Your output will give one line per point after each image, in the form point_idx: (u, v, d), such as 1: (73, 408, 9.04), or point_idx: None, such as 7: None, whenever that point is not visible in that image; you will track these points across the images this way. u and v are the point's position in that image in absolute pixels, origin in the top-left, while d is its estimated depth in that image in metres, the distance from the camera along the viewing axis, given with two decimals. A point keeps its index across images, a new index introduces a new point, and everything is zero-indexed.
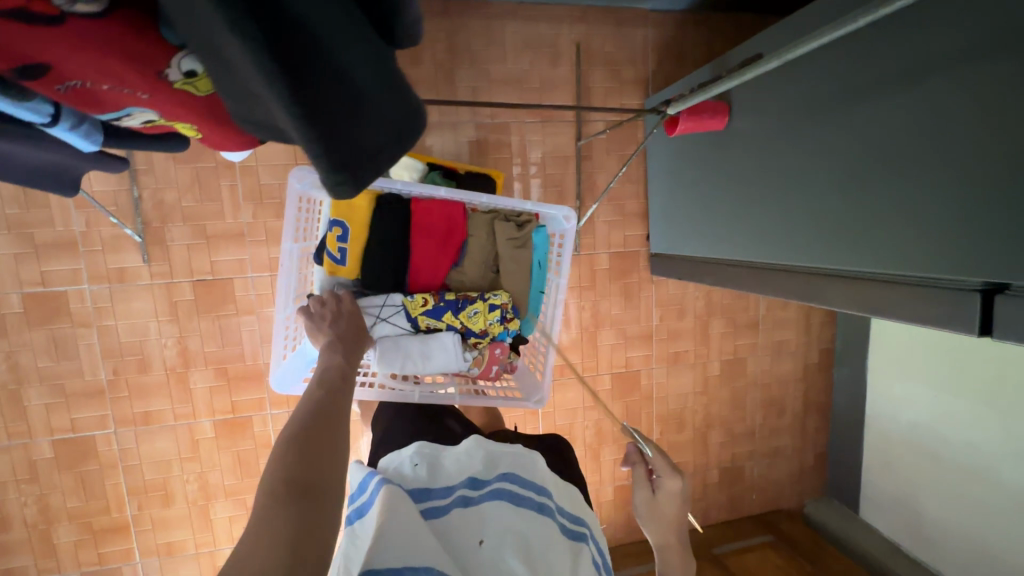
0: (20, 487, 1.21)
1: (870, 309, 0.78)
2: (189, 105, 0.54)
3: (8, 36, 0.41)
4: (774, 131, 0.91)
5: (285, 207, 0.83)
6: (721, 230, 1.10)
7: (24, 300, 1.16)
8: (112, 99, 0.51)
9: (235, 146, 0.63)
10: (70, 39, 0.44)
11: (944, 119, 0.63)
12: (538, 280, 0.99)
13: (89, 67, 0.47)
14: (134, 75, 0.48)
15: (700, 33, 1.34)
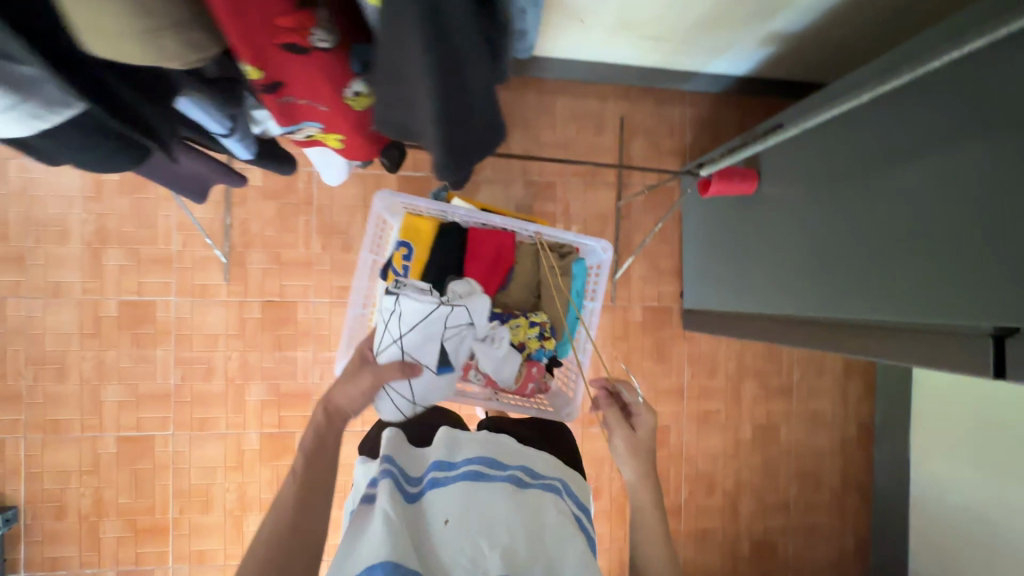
0: (81, 478, 1.31)
1: (892, 355, 0.82)
2: (349, 118, 0.65)
3: (277, 66, 0.51)
4: (800, 194, 1.00)
5: (367, 222, 0.97)
6: (752, 284, 1.15)
7: (120, 306, 1.32)
8: (299, 115, 0.62)
9: (358, 152, 0.76)
10: (308, 68, 0.53)
11: (954, 180, 0.70)
12: (575, 308, 1.08)
13: (305, 86, 0.56)
14: (329, 96, 0.59)
15: (734, 113, 1.47)
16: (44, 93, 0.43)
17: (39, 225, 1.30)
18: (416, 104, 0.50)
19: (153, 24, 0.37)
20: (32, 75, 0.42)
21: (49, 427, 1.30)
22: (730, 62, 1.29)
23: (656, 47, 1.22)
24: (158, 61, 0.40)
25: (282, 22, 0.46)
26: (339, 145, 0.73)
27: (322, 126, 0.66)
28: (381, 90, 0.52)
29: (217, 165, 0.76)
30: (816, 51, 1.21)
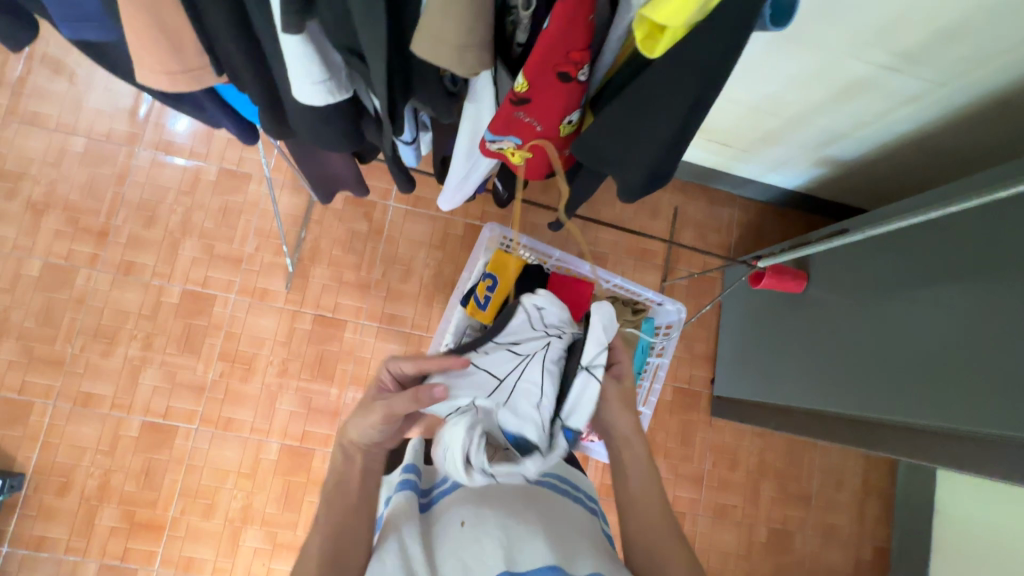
0: (95, 457, 1.29)
1: (936, 459, 0.88)
2: (550, 142, 0.64)
3: (541, 77, 0.52)
4: (848, 300, 1.07)
5: (475, 251, 1.11)
6: (788, 379, 1.20)
7: (183, 294, 1.38)
8: (511, 126, 0.61)
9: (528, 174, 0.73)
10: (559, 90, 0.54)
11: (1009, 304, 0.76)
12: (637, 361, 1.10)
13: (541, 108, 0.57)
14: (554, 118, 0.58)
15: (779, 221, 1.58)
16: (340, 78, 0.55)
17: (130, 207, 1.39)
18: (645, 137, 0.57)
19: (467, 40, 0.46)
20: (339, 63, 0.54)
21: (81, 399, 1.31)
22: (785, 175, 1.42)
23: (721, 151, 1.36)
24: (451, 67, 0.47)
25: (572, 54, 0.50)
26: (519, 164, 0.70)
27: (521, 143, 0.64)
28: (604, 118, 0.57)
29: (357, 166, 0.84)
30: (865, 178, 1.33)
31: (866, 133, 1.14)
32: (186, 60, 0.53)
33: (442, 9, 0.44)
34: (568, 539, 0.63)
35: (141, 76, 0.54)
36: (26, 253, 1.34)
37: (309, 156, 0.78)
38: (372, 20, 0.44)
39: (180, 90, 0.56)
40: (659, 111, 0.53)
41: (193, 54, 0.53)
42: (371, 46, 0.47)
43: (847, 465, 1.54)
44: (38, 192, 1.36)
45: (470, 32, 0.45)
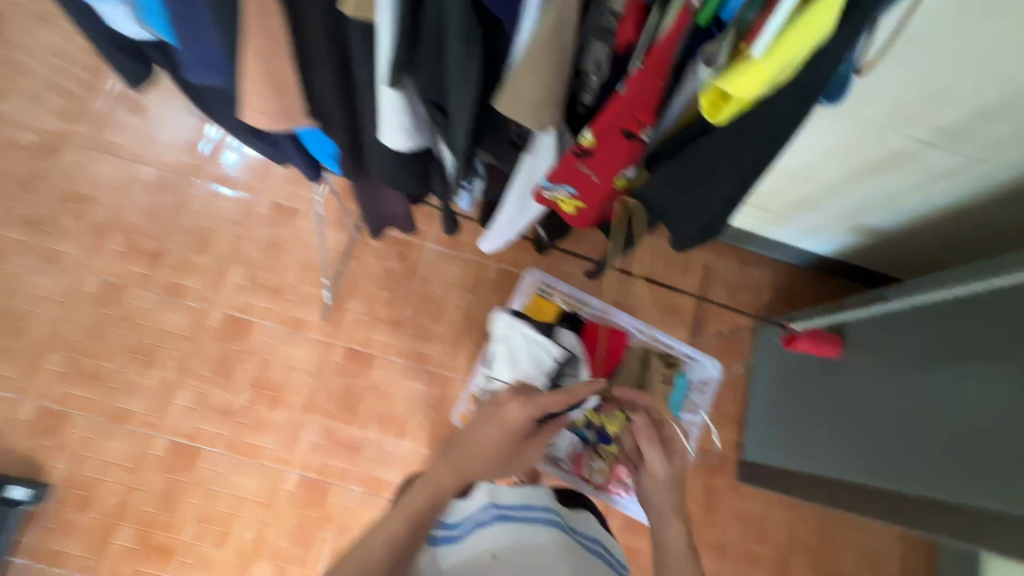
0: (119, 473, 1.31)
1: (975, 542, 0.82)
2: (606, 191, 0.67)
3: (608, 131, 0.56)
4: (887, 369, 1.05)
5: (516, 292, 1.15)
6: (827, 448, 1.16)
7: (223, 318, 1.43)
8: (571, 175, 0.64)
9: (580, 221, 0.77)
10: (621, 142, 0.58)
11: None
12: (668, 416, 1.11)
13: (601, 162, 0.61)
14: (613, 168, 0.62)
15: (812, 285, 1.57)
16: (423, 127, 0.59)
17: (184, 233, 1.47)
18: (710, 192, 0.60)
19: (545, 97, 0.50)
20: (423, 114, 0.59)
21: (113, 415, 1.34)
22: (820, 240, 1.43)
23: (755, 214, 1.39)
24: (526, 121, 0.51)
25: (637, 115, 0.54)
26: (571, 213, 0.74)
27: (575, 193, 0.68)
28: (669, 171, 0.61)
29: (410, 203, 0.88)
30: (901, 248, 1.33)
31: (903, 204, 1.15)
32: (288, 105, 0.58)
33: (528, 70, 0.48)
34: None
35: (246, 116, 0.58)
36: (85, 270, 1.42)
37: (372, 192, 0.83)
38: (465, 80, 0.50)
39: (273, 130, 0.60)
40: (734, 168, 0.57)
41: (294, 101, 0.58)
42: (459, 97, 0.52)
43: (883, 547, 1.45)
44: (104, 214, 1.46)
45: (548, 91, 0.50)
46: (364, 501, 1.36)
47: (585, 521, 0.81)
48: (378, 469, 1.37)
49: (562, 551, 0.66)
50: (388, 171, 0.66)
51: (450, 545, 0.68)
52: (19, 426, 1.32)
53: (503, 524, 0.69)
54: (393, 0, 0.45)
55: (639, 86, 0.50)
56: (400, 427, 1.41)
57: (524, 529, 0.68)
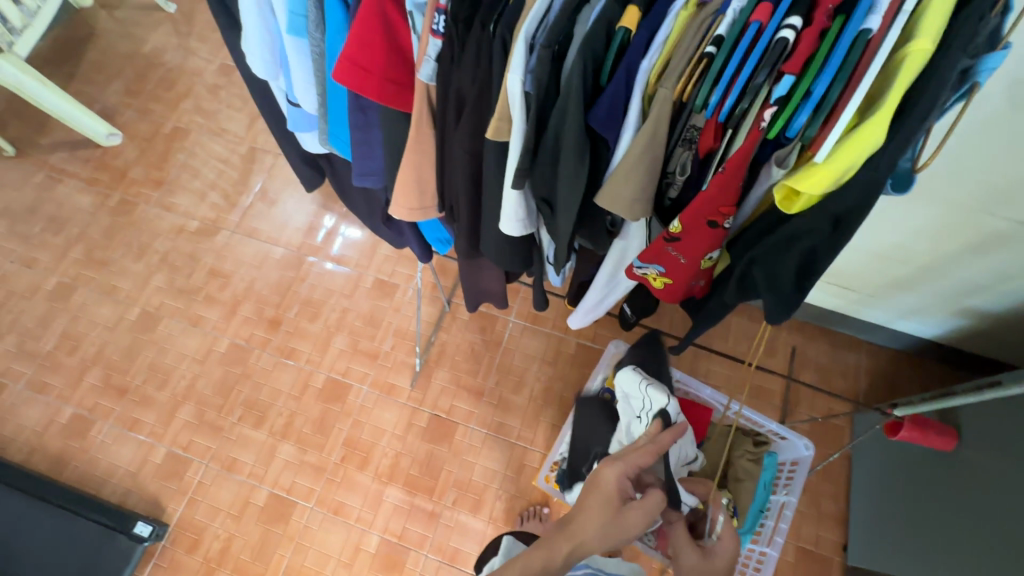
0: (225, 520, 1.44)
1: None
2: (693, 272, 0.71)
3: (696, 219, 0.62)
4: (1015, 466, 0.94)
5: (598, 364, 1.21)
6: (946, 557, 1.01)
7: (326, 380, 1.58)
8: (659, 255, 0.70)
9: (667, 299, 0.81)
10: (708, 230, 0.63)
11: None
12: (761, 499, 1.06)
13: (688, 246, 0.66)
14: (701, 252, 0.67)
15: (917, 372, 1.46)
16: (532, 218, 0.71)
17: (301, 304, 1.69)
18: (789, 258, 0.63)
19: (639, 197, 0.60)
20: (534, 208, 0.71)
21: (227, 464, 1.50)
22: (920, 323, 1.36)
23: (844, 296, 1.35)
24: (622, 214, 0.62)
25: (720, 208, 0.60)
26: (658, 288, 0.77)
27: (663, 271, 0.73)
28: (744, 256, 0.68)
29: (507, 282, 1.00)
30: (1018, 333, 1.23)
31: (1012, 288, 1.10)
32: (425, 200, 0.75)
33: (625, 177, 0.59)
34: None
35: (392, 211, 0.77)
36: (220, 333, 1.66)
37: (475, 273, 0.96)
38: (573, 185, 0.61)
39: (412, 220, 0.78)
40: (803, 251, 0.61)
41: (430, 197, 0.76)
42: (567, 199, 0.63)
43: None
44: (240, 286, 1.72)
45: (641, 191, 0.59)
46: (439, 571, 1.37)
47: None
48: (454, 539, 1.38)
49: None
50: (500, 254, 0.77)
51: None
52: (151, 468, 1.50)
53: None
54: (522, 125, 0.59)
55: (724, 184, 0.57)
56: (478, 497, 1.43)
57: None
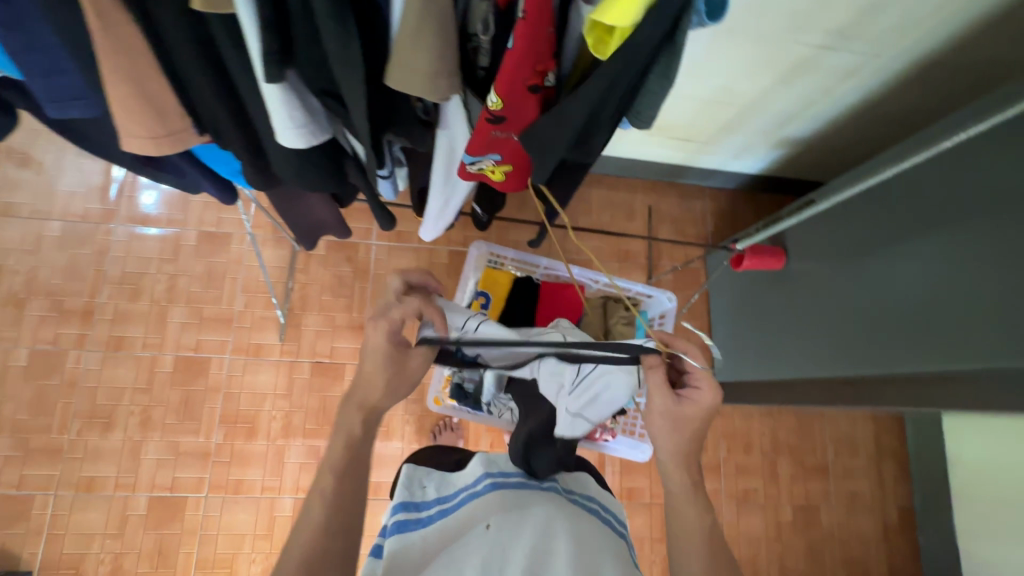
0: (104, 542, 1.26)
1: (933, 403, 0.86)
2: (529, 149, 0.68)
3: (516, 96, 0.57)
4: (834, 268, 1.09)
5: (465, 269, 1.15)
6: (793, 352, 1.21)
7: (176, 361, 1.37)
8: (491, 143, 0.65)
9: (510, 184, 0.78)
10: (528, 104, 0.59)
11: (982, 239, 0.79)
12: None
13: (515, 122, 0.62)
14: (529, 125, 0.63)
15: (750, 205, 1.63)
16: (318, 118, 0.57)
17: (113, 283, 1.39)
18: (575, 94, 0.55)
19: (439, 67, 0.49)
20: (317, 107, 0.57)
21: (83, 485, 1.28)
22: (748, 160, 1.48)
23: (684, 147, 1.41)
24: (425, 94, 0.50)
25: (537, 70, 0.54)
26: (500, 179, 0.76)
27: (500, 159, 0.69)
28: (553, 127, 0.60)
29: (333, 205, 0.86)
30: (822, 152, 1.39)
31: (815, 111, 1.20)
32: (169, 124, 0.57)
33: (410, 43, 0.47)
34: (591, 538, 0.59)
35: (126, 143, 0.57)
36: (12, 345, 1.32)
37: (292, 203, 0.81)
38: (348, 65, 0.48)
39: (162, 154, 0.59)
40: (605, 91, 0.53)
41: (174, 117, 0.57)
42: (350, 87, 0.50)
43: (857, 431, 1.56)
44: (18, 282, 1.35)
45: (438, 61, 0.49)
46: None
47: (584, 478, 0.78)
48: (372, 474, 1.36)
49: (559, 506, 0.63)
50: (297, 174, 0.63)
51: (441, 512, 0.64)
52: None
53: (499, 491, 0.66)
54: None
55: (530, 42, 0.50)
56: None
57: (521, 494, 0.65)
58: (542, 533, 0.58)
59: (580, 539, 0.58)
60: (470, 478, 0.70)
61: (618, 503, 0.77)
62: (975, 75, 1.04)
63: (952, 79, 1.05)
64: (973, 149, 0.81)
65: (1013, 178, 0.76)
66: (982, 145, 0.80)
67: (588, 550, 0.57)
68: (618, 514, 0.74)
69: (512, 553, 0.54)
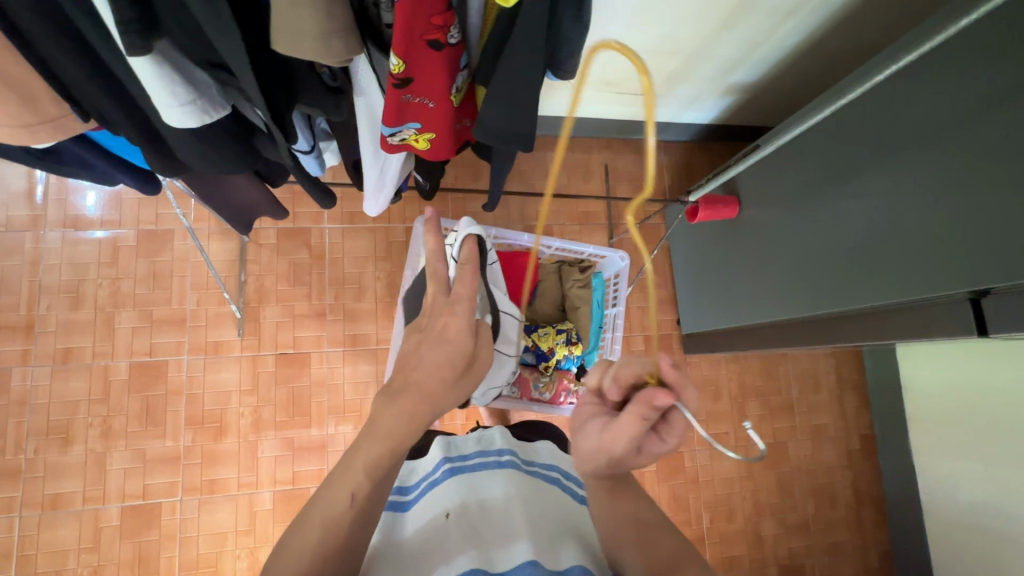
0: (80, 557, 1.23)
1: (896, 335, 0.93)
2: (448, 113, 0.64)
3: (414, 50, 0.53)
4: (784, 212, 1.11)
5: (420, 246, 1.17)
6: (752, 298, 1.24)
7: (131, 367, 1.32)
8: (405, 107, 0.61)
9: (440, 155, 0.74)
10: (432, 57, 0.55)
11: (919, 175, 0.80)
12: (596, 317, 1.16)
13: (425, 83, 0.58)
14: (441, 85, 0.59)
15: (704, 156, 1.64)
16: (210, 94, 0.53)
17: (51, 293, 1.31)
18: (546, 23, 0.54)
19: (329, 27, 0.45)
20: (207, 81, 0.53)
21: (48, 503, 1.24)
22: (698, 111, 1.47)
23: (634, 101, 1.39)
24: (318, 58, 0.47)
25: (433, 20, 0.51)
26: (426, 149, 0.71)
27: (421, 126, 0.65)
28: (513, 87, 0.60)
29: (261, 186, 0.83)
30: (769, 96, 1.39)
31: (759, 54, 1.19)
32: (43, 110, 0.54)
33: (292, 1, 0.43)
34: (551, 519, 0.58)
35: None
36: None
37: (215, 189, 0.78)
38: (225, 30, 0.44)
39: (41, 142, 0.56)
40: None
41: (49, 103, 0.54)
42: (233, 54, 0.46)
43: (818, 366, 1.62)
44: None
45: (327, 19, 0.45)
46: None
47: (544, 446, 0.76)
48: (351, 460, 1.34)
49: (514, 485, 0.63)
50: (203, 157, 0.59)
51: (401, 505, 0.64)
52: None
53: (457, 477, 0.64)
54: None
55: None
56: (359, 413, 1.37)
57: (478, 477, 0.64)
58: (501, 523, 0.57)
59: (535, 515, 0.58)
60: (430, 465, 0.69)
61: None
62: (910, 5, 1.04)
63: (889, 10, 1.05)
64: (909, 81, 0.82)
65: (944, 106, 0.77)
66: (919, 78, 0.80)
67: (550, 532, 0.56)
68: None
69: (465, 541, 0.54)
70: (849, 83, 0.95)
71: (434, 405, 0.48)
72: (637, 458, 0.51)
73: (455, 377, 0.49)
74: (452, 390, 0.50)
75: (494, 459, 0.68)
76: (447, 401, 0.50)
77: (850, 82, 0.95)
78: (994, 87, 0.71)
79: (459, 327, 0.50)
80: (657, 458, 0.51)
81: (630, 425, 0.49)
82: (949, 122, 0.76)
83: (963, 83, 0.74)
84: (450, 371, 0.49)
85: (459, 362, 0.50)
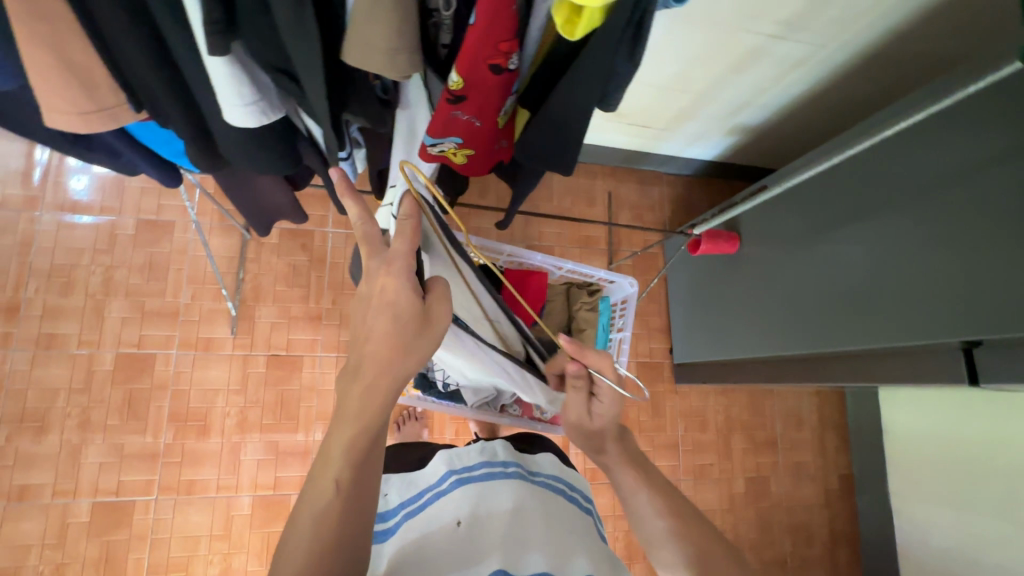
0: (42, 553, 1.18)
1: (887, 378, 0.96)
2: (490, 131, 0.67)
3: (475, 71, 0.54)
4: (784, 248, 1.14)
5: None
6: (744, 331, 1.27)
7: (116, 359, 1.28)
8: (452, 122, 0.63)
9: (474, 167, 0.76)
10: (489, 80, 0.57)
11: (920, 224, 0.84)
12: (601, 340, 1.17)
13: (477, 102, 0.60)
14: (492, 107, 0.62)
15: (705, 192, 1.68)
16: (270, 97, 0.54)
17: (40, 276, 1.28)
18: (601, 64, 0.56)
19: (397, 43, 0.47)
20: (267, 84, 0.54)
21: (15, 494, 1.19)
22: (702, 148, 1.52)
23: (643, 133, 1.43)
24: (383, 71, 0.48)
25: (500, 46, 0.53)
26: (461, 162, 0.74)
27: (462, 142, 0.67)
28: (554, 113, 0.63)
29: (283, 187, 0.83)
30: (771, 140, 1.44)
31: (767, 99, 1.24)
32: (100, 99, 0.53)
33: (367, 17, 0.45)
34: (564, 534, 0.59)
35: (48, 119, 0.53)
36: None
37: (242, 186, 0.78)
38: (301, 37, 0.45)
39: (92, 131, 0.55)
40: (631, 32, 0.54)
41: (107, 92, 0.53)
42: (305, 62, 0.47)
43: (802, 405, 1.65)
44: None
45: (397, 35, 0.46)
46: None
47: (547, 459, 0.76)
48: None
49: (525, 496, 0.63)
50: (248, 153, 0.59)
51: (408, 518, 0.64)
52: None
53: (466, 489, 0.64)
54: None
55: (492, 13, 0.48)
56: None
57: (487, 490, 0.64)
58: (507, 531, 0.57)
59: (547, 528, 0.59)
60: (434, 476, 0.69)
61: (584, 482, 0.77)
62: (911, 66, 1.10)
63: (891, 70, 1.11)
64: (915, 136, 0.85)
65: (946, 163, 0.81)
66: (923, 135, 0.84)
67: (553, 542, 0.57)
68: (586, 491, 0.74)
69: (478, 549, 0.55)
70: (855, 133, 0.99)
71: (389, 369, 0.48)
72: (592, 420, 0.71)
73: (407, 334, 0.49)
74: (411, 349, 0.49)
75: (499, 469, 0.67)
76: (405, 362, 0.49)
77: (856, 131, 0.99)
78: (992, 146, 0.75)
79: (396, 286, 0.48)
80: (606, 415, 0.70)
81: (572, 396, 0.71)
82: (950, 176, 0.80)
83: (964, 140, 0.78)
84: (399, 331, 0.48)
85: (405, 321, 0.49)
